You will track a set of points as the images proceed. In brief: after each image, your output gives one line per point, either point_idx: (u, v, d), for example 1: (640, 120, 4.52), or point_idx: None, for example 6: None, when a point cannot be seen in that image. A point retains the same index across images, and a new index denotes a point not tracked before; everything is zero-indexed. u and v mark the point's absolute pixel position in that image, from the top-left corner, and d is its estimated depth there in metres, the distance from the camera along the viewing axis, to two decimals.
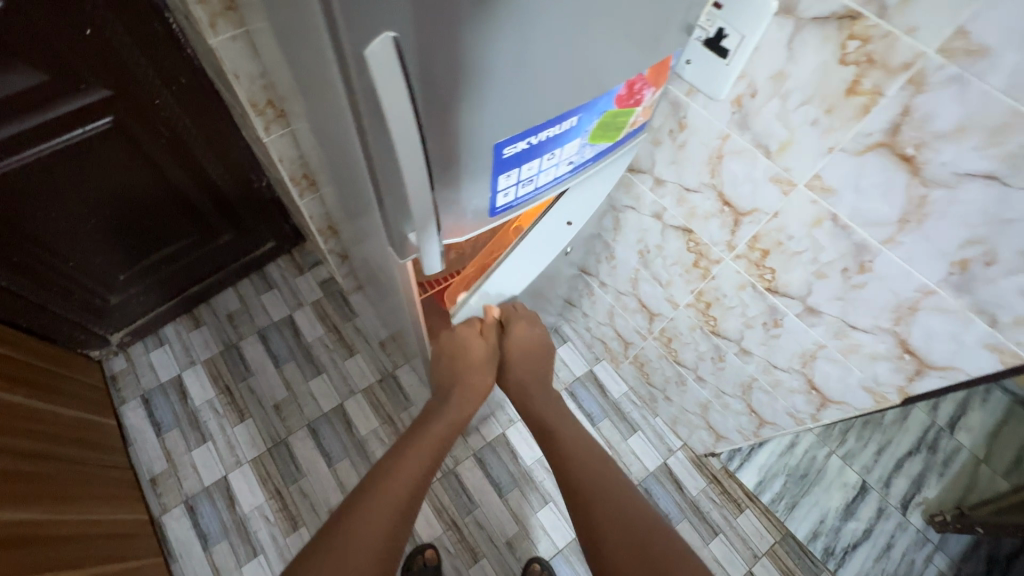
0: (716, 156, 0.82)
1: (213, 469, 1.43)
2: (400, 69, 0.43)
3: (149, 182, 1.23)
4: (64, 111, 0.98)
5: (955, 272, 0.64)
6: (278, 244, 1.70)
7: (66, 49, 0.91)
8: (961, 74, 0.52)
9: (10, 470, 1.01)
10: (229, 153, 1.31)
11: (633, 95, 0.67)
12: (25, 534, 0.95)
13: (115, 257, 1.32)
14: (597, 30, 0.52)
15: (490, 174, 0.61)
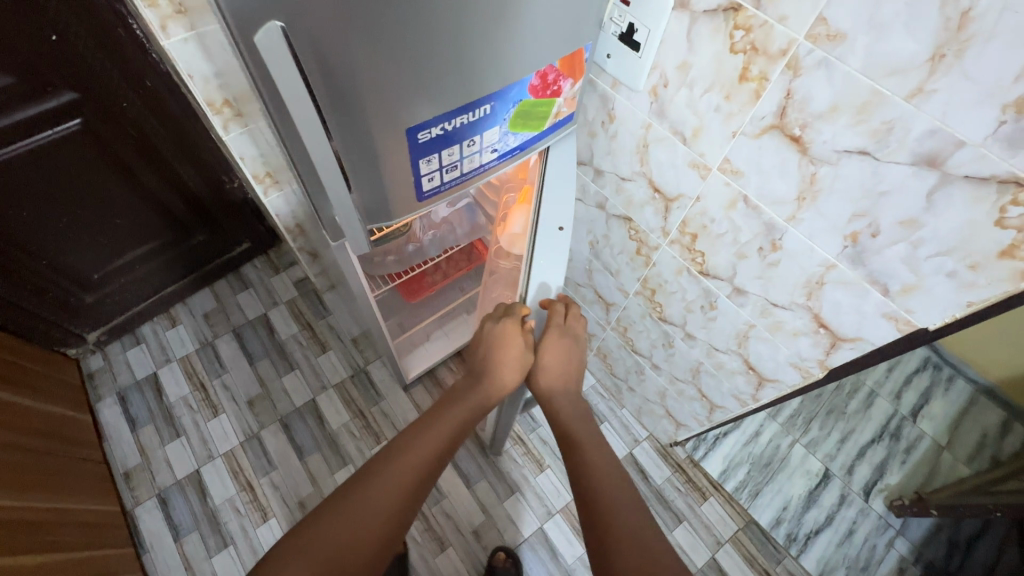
0: (643, 145, 0.87)
1: (185, 463, 1.46)
2: (292, 56, 0.48)
3: (121, 182, 1.28)
4: (32, 112, 1.03)
5: (849, 245, 0.68)
6: (254, 245, 1.75)
7: (32, 54, 0.96)
8: (826, 57, 0.57)
9: None
10: (200, 156, 1.36)
11: (549, 86, 0.72)
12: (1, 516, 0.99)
13: (89, 256, 1.36)
14: (495, 22, 0.57)
15: (409, 158, 0.66)
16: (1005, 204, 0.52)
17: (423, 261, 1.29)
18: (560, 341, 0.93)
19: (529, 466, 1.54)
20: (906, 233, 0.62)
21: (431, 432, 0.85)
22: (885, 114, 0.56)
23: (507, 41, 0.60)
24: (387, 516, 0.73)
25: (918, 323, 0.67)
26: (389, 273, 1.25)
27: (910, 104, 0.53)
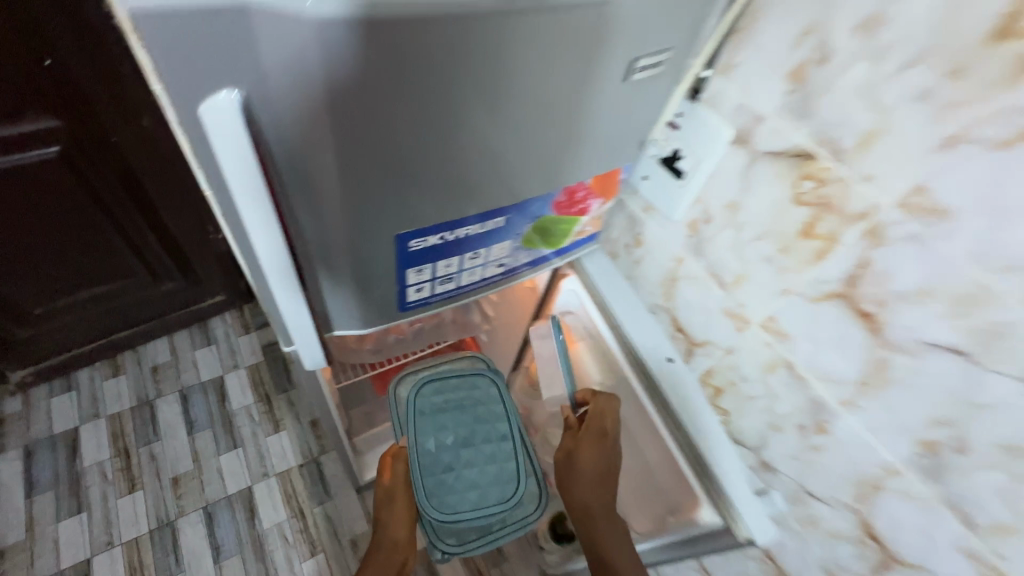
0: (671, 278, 0.76)
1: (77, 548, 1.23)
2: (239, 133, 0.35)
3: (90, 216, 1.17)
4: (4, 133, 0.94)
5: (923, 454, 0.54)
6: (228, 299, 1.60)
7: (15, 75, 0.88)
8: (922, 233, 0.46)
9: None
10: (183, 202, 1.26)
11: (578, 204, 0.62)
12: None
13: (33, 287, 1.23)
14: (522, 142, 0.48)
15: (395, 266, 0.54)
16: None
17: (405, 353, 1.13)
18: (597, 433, 0.76)
19: None
20: (1006, 461, 0.48)
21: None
22: (998, 314, 0.44)
23: (543, 135, 0.49)
24: None
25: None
26: (363, 363, 1.09)
27: None
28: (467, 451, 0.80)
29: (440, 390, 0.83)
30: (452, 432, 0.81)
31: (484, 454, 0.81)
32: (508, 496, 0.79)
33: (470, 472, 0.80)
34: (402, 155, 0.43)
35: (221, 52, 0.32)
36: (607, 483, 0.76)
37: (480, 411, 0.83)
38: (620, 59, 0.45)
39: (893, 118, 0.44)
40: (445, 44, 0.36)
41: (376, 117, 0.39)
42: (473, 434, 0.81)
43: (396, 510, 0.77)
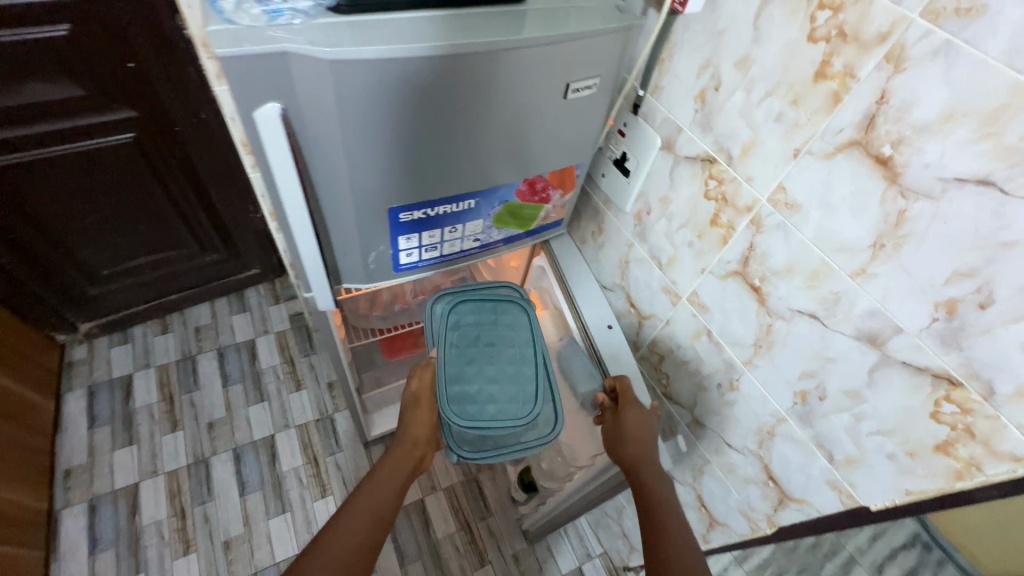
0: (625, 261, 0.92)
1: (128, 473, 1.45)
2: (281, 132, 0.52)
3: (152, 193, 1.38)
4: (92, 120, 1.15)
5: (798, 402, 0.68)
6: (262, 273, 1.81)
7: (108, 74, 1.09)
8: (784, 221, 0.60)
9: None
10: (229, 185, 1.46)
11: (540, 192, 0.78)
12: None
13: (103, 251, 1.45)
14: (488, 141, 0.64)
15: (390, 233, 0.70)
16: (940, 397, 0.52)
17: (409, 322, 1.30)
18: (638, 411, 0.78)
19: (470, 557, 1.46)
20: (849, 403, 0.61)
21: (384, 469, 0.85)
22: (833, 285, 0.57)
23: (505, 137, 0.64)
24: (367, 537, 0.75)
25: (860, 500, 0.65)
26: (373, 328, 1.27)
27: (854, 282, 0.55)
28: (492, 369, 0.87)
29: (475, 311, 0.91)
30: (480, 350, 0.87)
31: (509, 373, 0.87)
32: (530, 409, 0.84)
33: (496, 389, 0.85)
34: (395, 149, 0.59)
35: (274, 80, 0.49)
36: (648, 443, 0.75)
37: (505, 334, 0.91)
38: (557, 84, 0.62)
39: (760, 132, 0.59)
40: (423, 73, 0.53)
41: (372, 122, 0.55)
42: (499, 355, 0.88)
43: (417, 416, 0.91)
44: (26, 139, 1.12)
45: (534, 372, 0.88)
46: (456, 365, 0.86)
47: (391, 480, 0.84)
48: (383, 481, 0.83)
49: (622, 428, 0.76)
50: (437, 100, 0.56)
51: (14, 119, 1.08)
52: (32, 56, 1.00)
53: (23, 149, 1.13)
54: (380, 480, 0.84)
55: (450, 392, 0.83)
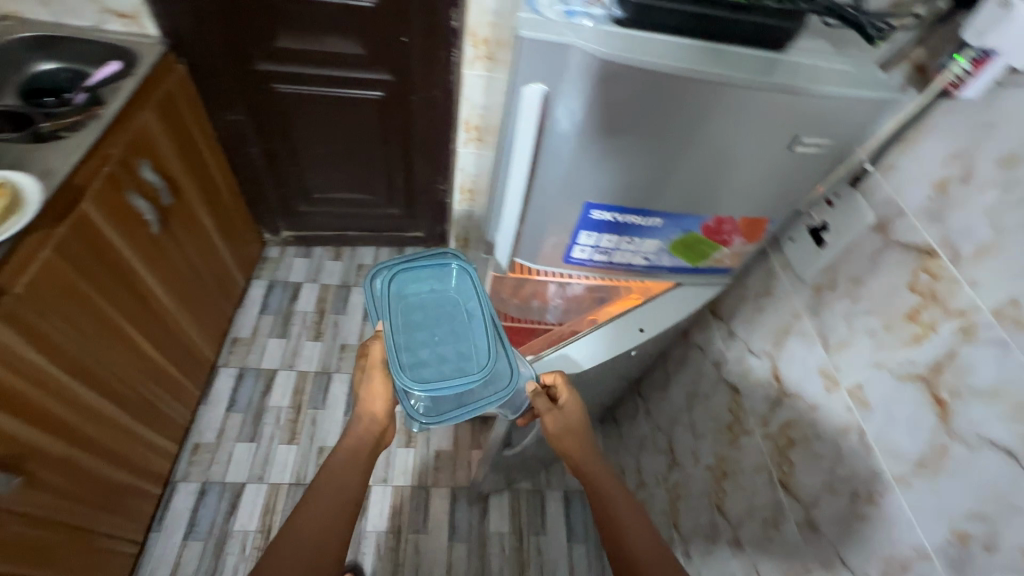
0: (785, 330, 0.87)
1: (273, 359, 1.70)
2: (537, 111, 0.60)
3: (375, 143, 1.63)
4: (360, 75, 1.42)
5: (953, 543, 0.59)
6: (425, 237, 2.02)
7: (386, 42, 1.34)
8: (1007, 340, 0.54)
9: (178, 271, 1.36)
10: (432, 156, 1.67)
11: (721, 233, 0.79)
12: (156, 315, 1.27)
13: (322, 180, 1.74)
14: (697, 168, 0.67)
15: (576, 226, 0.75)
16: None
17: None
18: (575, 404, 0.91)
19: (511, 563, 1.46)
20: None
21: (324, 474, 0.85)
22: None
23: (714, 169, 0.67)
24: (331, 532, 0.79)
25: None
26: None
27: None
28: (449, 335, 0.91)
29: (416, 278, 0.95)
30: (424, 315, 0.93)
31: (467, 340, 0.90)
32: (483, 367, 0.85)
33: (413, 335, 0.90)
34: (615, 150, 0.64)
35: (552, 67, 0.57)
36: (583, 435, 0.91)
37: (464, 306, 0.93)
38: (785, 134, 0.63)
39: (1006, 240, 0.54)
40: (671, 92, 0.57)
41: (609, 122, 0.60)
42: (461, 325, 0.92)
43: (369, 391, 0.90)
44: (312, 76, 1.41)
45: (483, 333, 0.89)
46: (409, 333, 0.90)
47: (346, 463, 0.87)
48: (338, 468, 0.85)
49: (562, 419, 0.90)
50: (672, 117, 0.60)
51: (312, 60, 1.37)
52: (342, 15, 1.27)
53: (307, 84, 1.43)
54: (337, 463, 0.86)
55: (404, 362, 0.86)
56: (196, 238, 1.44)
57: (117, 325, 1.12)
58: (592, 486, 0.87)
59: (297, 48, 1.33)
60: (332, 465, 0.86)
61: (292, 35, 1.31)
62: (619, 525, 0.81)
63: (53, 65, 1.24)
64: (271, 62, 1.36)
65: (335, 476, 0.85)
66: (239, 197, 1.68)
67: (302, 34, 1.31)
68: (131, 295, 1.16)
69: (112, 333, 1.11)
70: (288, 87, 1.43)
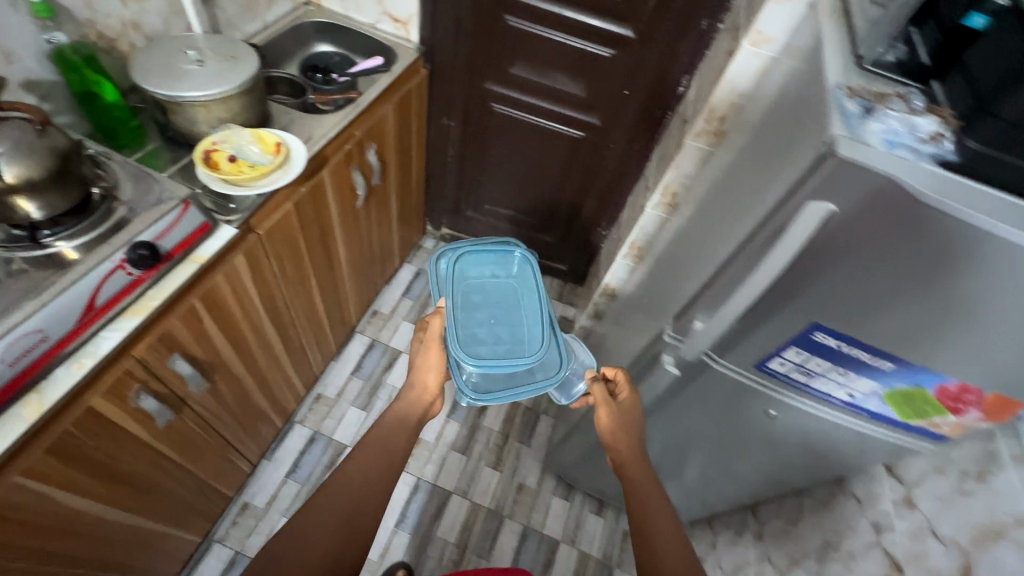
0: (995, 530, 0.74)
1: (401, 341, 1.82)
2: (816, 227, 0.57)
3: (555, 176, 1.67)
4: (570, 113, 1.47)
5: None
6: (565, 273, 2.01)
7: (608, 90, 1.38)
8: None
9: (359, 243, 1.50)
10: (604, 201, 1.67)
11: (957, 400, 0.68)
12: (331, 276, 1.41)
13: (494, 195, 1.82)
14: (973, 334, 0.59)
15: (789, 340, 0.71)
16: None
17: None
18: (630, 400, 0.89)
19: None
20: None
21: (368, 436, 0.84)
22: None
23: (993, 341, 0.58)
24: (366, 493, 0.76)
25: None
26: None
27: None
28: (502, 320, 0.95)
29: (479, 262, 1.00)
30: (483, 297, 0.96)
31: (520, 327, 0.95)
32: (535, 353, 0.91)
33: (478, 317, 0.93)
34: (884, 287, 0.59)
35: (858, 191, 0.54)
36: (633, 434, 0.87)
37: (521, 293, 0.99)
38: None
39: None
40: (1000, 256, 0.50)
41: (900, 262, 0.55)
42: (516, 311, 0.97)
43: (428, 359, 0.91)
44: (527, 104, 1.50)
45: (537, 322, 0.95)
46: (468, 311, 0.93)
47: (392, 432, 0.86)
48: (386, 436, 0.85)
49: (616, 413, 0.88)
50: (975, 276, 0.53)
51: (534, 90, 1.46)
52: (578, 58, 1.34)
53: (519, 110, 1.52)
54: (387, 431, 0.86)
55: (461, 338, 0.89)
56: (381, 217, 1.58)
57: (303, 278, 1.25)
58: (630, 489, 0.81)
59: (526, 77, 1.43)
60: (375, 431, 0.86)
61: (526, 64, 1.40)
62: (653, 532, 0.74)
63: (329, 48, 1.45)
64: (498, 84, 1.47)
65: (381, 441, 0.84)
66: (422, 190, 1.83)
67: (536, 67, 1.40)
68: (323, 255, 1.30)
69: (298, 283, 1.23)
70: (502, 108, 1.53)
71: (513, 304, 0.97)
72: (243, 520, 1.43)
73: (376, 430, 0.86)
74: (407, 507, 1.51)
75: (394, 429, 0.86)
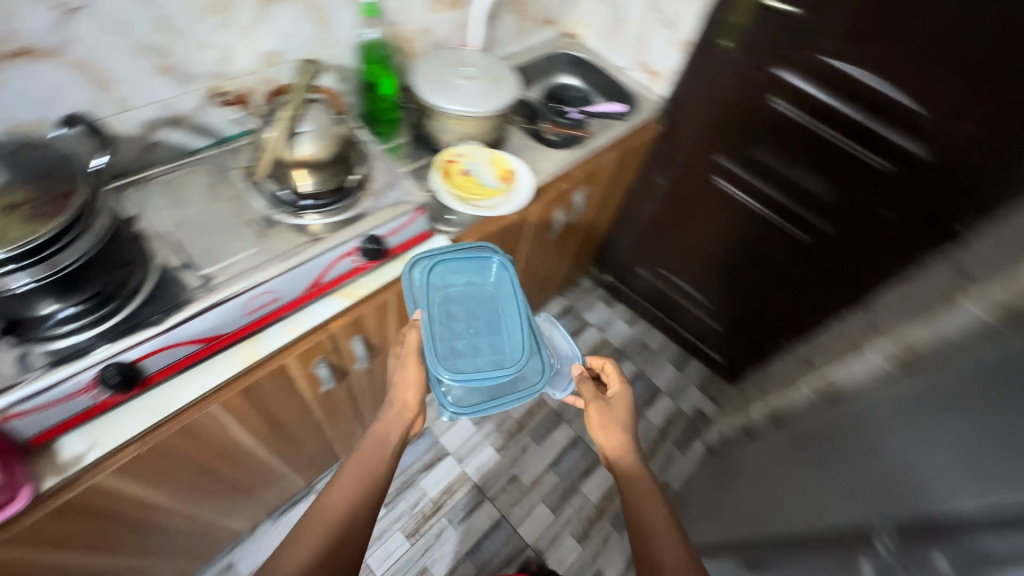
0: None
1: None
2: None
3: (748, 268, 1.49)
4: (798, 210, 1.29)
5: None
6: (717, 365, 1.81)
7: (857, 201, 1.18)
8: None
9: (533, 271, 1.50)
10: (796, 314, 1.45)
11: None
12: None
13: (673, 261, 1.69)
14: None
15: None
16: None
17: None
18: (624, 401, 0.79)
19: None
20: None
21: (355, 458, 0.76)
22: None
23: None
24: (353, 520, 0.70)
25: None
26: None
27: None
28: (486, 328, 0.78)
29: (456, 271, 0.82)
30: (464, 304, 0.80)
31: (502, 337, 0.77)
32: (517, 363, 0.74)
33: (454, 326, 0.76)
34: None
35: None
36: (625, 430, 0.77)
37: (501, 304, 0.81)
38: None
39: None
40: None
41: None
42: (496, 320, 0.79)
43: (406, 375, 0.79)
44: (751, 186, 1.35)
45: (520, 329, 0.78)
46: (446, 323, 0.76)
47: (373, 454, 0.76)
48: (367, 459, 0.76)
49: (608, 411, 0.78)
50: None
51: (765, 174, 1.31)
52: (836, 157, 1.17)
53: (740, 189, 1.38)
54: (370, 453, 0.76)
55: (440, 350, 0.73)
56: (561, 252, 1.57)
57: None
58: (633, 502, 0.73)
59: (764, 159, 1.29)
60: (365, 448, 0.77)
61: (770, 146, 1.26)
62: None
63: (573, 80, 1.44)
64: (727, 157, 1.35)
65: (364, 464, 0.75)
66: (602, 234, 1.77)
67: (781, 154, 1.26)
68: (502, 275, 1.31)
69: None
70: (722, 182, 1.40)
71: (493, 310, 0.80)
72: None
73: (359, 453, 0.77)
74: (481, 540, 1.48)
75: (373, 450, 0.77)
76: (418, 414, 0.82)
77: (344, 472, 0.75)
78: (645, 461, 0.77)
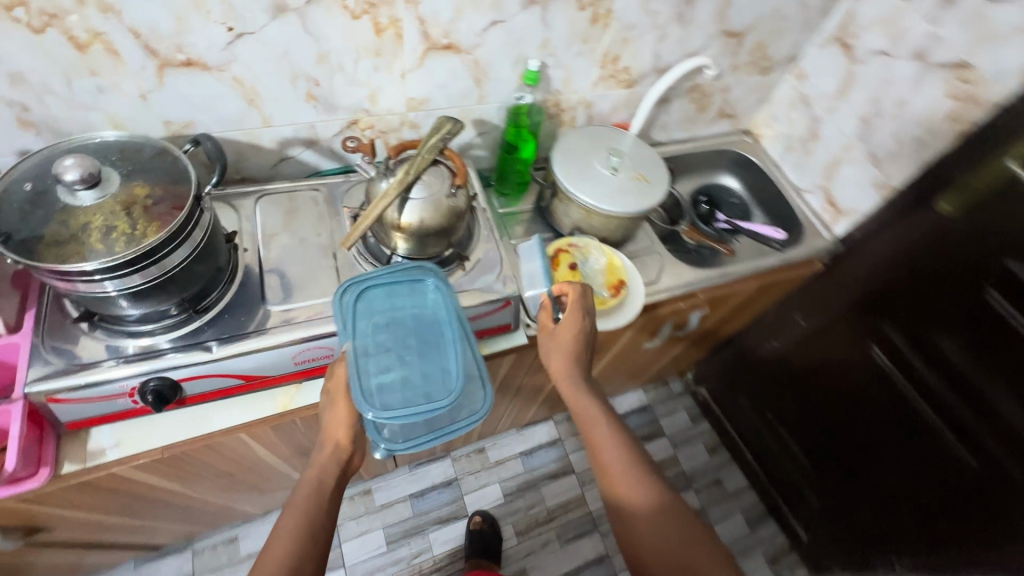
0: None
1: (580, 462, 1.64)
2: None
3: (879, 461, 1.15)
4: (971, 427, 0.95)
5: None
6: (803, 546, 1.45)
7: None
8: None
9: (618, 369, 1.34)
10: (927, 548, 1.08)
11: None
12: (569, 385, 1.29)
13: (789, 409, 1.39)
14: None
15: None
16: None
17: None
18: (574, 329, 0.73)
19: None
20: None
21: (289, 512, 0.62)
22: None
23: None
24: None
25: None
26: None
27: None
28: (419, 357, 0.65)
29: (388, 291, 0.68)
30: (396, 329, 0.66)
31: (436, 366, 0.64)
32: (454, 394, 0.62)
33: (381, 357, 0.63)
34: None
35: None
36: (573, 356, 0.73)
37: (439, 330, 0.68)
38: None
39: None
40: None
41: None
42: (431, 348, 0.66)
43: (337, 414, 0.67)
44: (913, 371, 1.03)
45: (456, 354, 0.66)
46: (376, 357, 0.63)
47: (313, 498, 0.64)
48: (299, 510, 0.63)
49: (555, 346, 0.73)
50: None
51: (937, 364, 0.99)
52: None
53: (897, 368, 1.06)
54: (308, 502, 0.64)
55: (368, 385, 0.61)
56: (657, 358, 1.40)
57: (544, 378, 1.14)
58: (595, 436, 0.71)
59: (942, 347, 0.97)
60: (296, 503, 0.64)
61: (954, 335, 0.94)
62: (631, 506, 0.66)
63: (733, 182, 1.30)
64: (894, 326, 1.05)
65: (300, 513, 0.63)
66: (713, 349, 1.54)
67: (971, 353, 0.92)
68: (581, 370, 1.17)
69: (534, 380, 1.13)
70: (878, 352, 1.10)
71: (431, 338, 0.67)
72: (357, 500, 1.49)
73: (294, 505, 0.63)
74: None
75: (307, 501, 0.64)
76: (357, 453, 0.70)
77: (285, 525, 0.62)
78: (593, 382, 0.74)
